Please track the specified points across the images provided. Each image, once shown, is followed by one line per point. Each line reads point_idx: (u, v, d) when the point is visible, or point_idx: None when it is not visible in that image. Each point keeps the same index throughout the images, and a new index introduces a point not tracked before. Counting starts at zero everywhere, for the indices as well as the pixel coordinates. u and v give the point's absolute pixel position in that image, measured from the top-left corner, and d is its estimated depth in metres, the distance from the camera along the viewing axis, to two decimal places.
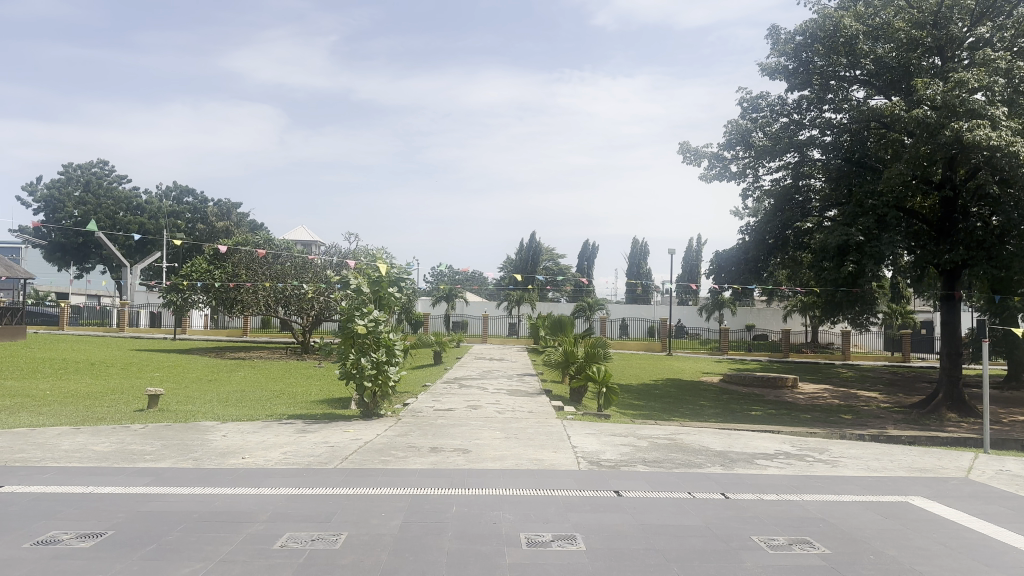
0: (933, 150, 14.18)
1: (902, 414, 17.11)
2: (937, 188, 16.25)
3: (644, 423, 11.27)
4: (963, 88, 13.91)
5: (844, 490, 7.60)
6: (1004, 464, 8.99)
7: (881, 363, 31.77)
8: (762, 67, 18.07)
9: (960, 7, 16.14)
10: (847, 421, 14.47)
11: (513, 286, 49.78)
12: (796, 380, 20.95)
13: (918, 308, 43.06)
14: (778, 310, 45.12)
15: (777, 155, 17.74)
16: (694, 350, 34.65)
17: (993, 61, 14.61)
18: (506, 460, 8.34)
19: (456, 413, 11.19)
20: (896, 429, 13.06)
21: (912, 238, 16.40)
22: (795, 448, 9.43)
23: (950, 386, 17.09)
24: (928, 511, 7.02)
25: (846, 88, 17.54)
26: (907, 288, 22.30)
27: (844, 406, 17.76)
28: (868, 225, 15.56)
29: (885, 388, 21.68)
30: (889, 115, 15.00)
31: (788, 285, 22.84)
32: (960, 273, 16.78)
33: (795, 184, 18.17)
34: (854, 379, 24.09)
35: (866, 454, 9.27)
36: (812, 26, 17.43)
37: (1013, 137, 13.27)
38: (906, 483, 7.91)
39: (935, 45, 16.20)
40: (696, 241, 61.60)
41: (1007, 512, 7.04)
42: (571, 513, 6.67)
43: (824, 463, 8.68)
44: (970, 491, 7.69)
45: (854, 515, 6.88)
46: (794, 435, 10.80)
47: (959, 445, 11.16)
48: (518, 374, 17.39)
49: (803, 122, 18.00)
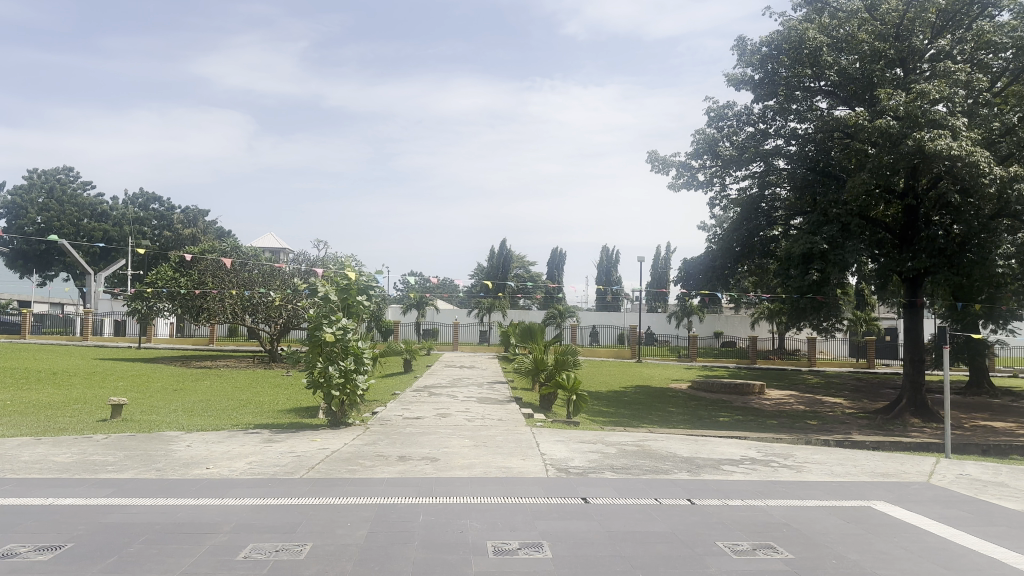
0: (895, 160, 14.46)
1: (866, 420, 17.41)
2: (899, 197, 16.50)
3: (613, 429, 11.35)
4: (925, 99, 14.18)
5: (808, 495, 7.71)
6: (965, 469, 9.16)
7: (845, 369, 32.37)
8: (729, 77, 18.29)
9: (922, 21, 16.56)
10: (812, 427, 14.69)
11: (484, 293, 49.92)
12: (763, 387, 21.23)
13: (882, 315, 43.84)
14: (745, 317, 45.91)
15: (743, 164, 17.96)
16: (664, 357, 34.99)
17: (953, 73, 14.95)
18: (474, 469, 8.35)
19: (424, 421, 11.18)
20: (860, 434, 13.26)
21: (875, 246, 16.67)
22: (761, 454, 9.54)
23: (912, 392, 17.39)
24: (890, 515, 7.13)
25: (811, 98, 17.82)
26: (872, 296, 22.63)
27: (808, 412, 18.04)
28: (832, 234, 15.81)
29: (849, 394, 22.04)
30: (853, 125, 15.28)
31: (755, 292, 23.07)
32: (922, 281, 17.10)
33: (761, 193, 18.39)
34: (818, 385, 24.42)
35: (830, 459, 9.40)
36: (777, 37, 17.72)
37: (973, 147, 13.57)
38: (869, 487, 8.04)
39: (897, 55, 16.57)
40: (665, 247, 62.26)
41: (967, 516, 7.17)
42: (538, 521, 6.69)
43: (789, 467, 8.79)
44: (932, 495, 7.81)
45: (816, 520, 6.98)
46: (760, 440, 10.95)
47: (922, 450, 11.33)
48: (489, 382, 17.38)
49: (768, 132, 18.26)
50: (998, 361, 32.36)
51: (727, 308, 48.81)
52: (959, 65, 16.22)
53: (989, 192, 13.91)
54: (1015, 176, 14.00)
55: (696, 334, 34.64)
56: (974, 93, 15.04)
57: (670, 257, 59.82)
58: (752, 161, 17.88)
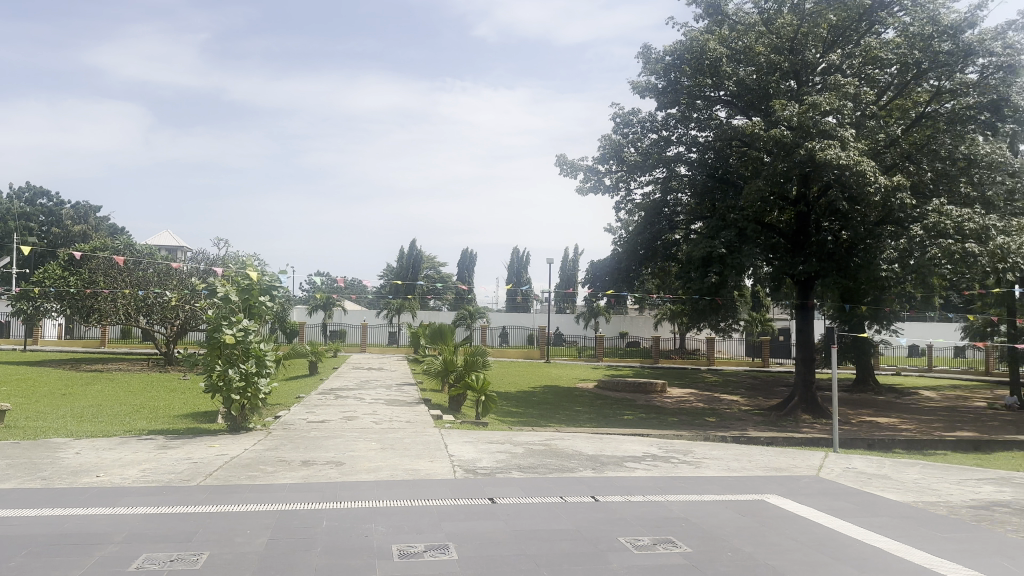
0: (788, 168, 15.24)
1: (761, 416, 18.27)
2: (792, 204, 17.36)
3: (521, 429, 11.48)
4: (815, 111, 14.98)
5: (706, 490, 8.02)
6: (849, 462, 9.75)
7: (742, 368, 33.90)
8: (634, 85, 18.80)
9: (814, 36, 17.51)
10: (711, 423, 15.30)
11: (394, 294, 49.47)
12: (665, 385, 21.96)
13: (777, 317, 46.15)
14: (650, 318, 47.37)
15: (647, 170, 18.49)
16: (572, 357, 35.67)
17: (842, 86, 15.85)
18: (381, 472, 8.26)
19: (330, 425, 10.98)
20: (755, 430, 13.91)
21: (770, 251, 17.48)
22: (662, 450, 9.86)
23: (803, 390, 18.32)
24: (781, 508, 7.51)
25: (711, 107, 18.54)
26: (767, 298, 23.72)
27: (708, 409, 18.78)
28: (730, 239, 16.49)
29: (745, 392, 23.09)
30: (750, 134, 16.02)
31: (659, 294, 23.78)
32: (812, 284, 18.07)
33: (665, 198, 18.97)
34: (717, 384, 25.46)
35: (726, 455, 9.80)
36: (680, 47, 18.34)
37: (859, 157, 14.44)
38: (762, 481, 8.43)
39: (791, 68, 17.45)
40: (574, 251, 63.51)
41: (850, 506, 7.64)
42: (444, 522, 6.68)
43: (689, 463, 9.13)
44: (819, 488, 8.26)
45: (713, 514, 7.26)
46: (661, 437, 11.32)
47: (811, 445, 11.98)
48: (398, 384, 17.23)
49: (671, 139, 18.88)
50: (881, 359, 34.54)
51: (633, 309, 50.24)
52: (847, 79, 17.23)
53: (874, 199, 14.86)
54: (896, 185, 15.01)
55: (602, 334, 35.46)
56: (861, 106, 16.02)
57: (579, 259, 61.03)
58: (656, 167, 18.44)
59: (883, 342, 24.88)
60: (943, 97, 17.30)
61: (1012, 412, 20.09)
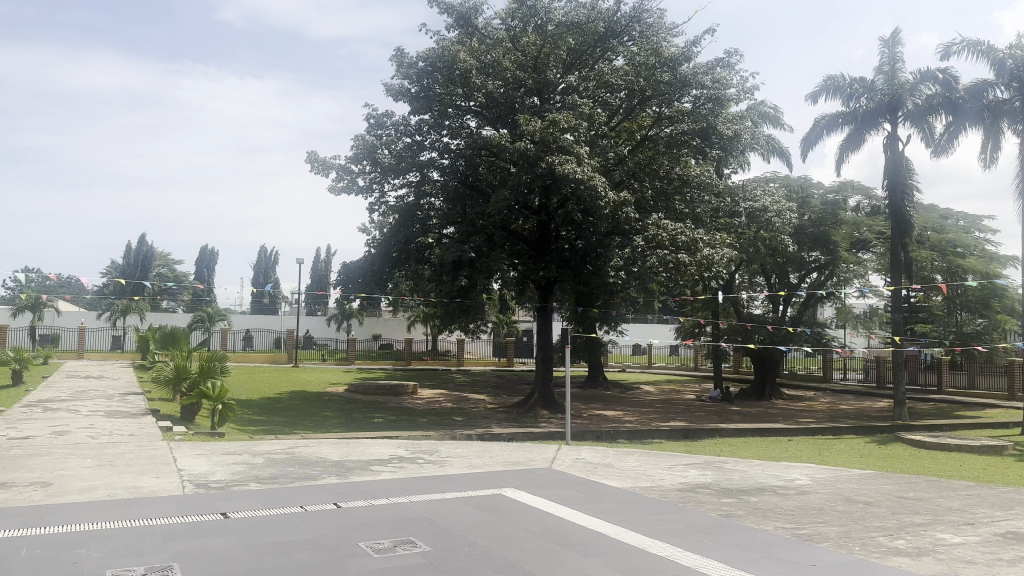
0: (532, 179, 16.19)
1: (505, 413, 19.23)
2: (535, 213, 18.45)
3: (263, 437, 10.95)
4: (555, 127, 16.09)
5: (448, 488, 8.23)
6: (579, 454, 10.60)
7: (489, 368, 35.49)
8: (386, 87, 18.80)
9: (556, 57, 18.78)
10: (458, 422, 15.77)
11: (120, 295, 44.65)
12: (416, 386, 22.26)
13: (521, 318, 49.04)
14: (403, 320, 47.83)
15: (399, 173, 18.59)
16: (322, 360, 34.78)
17: (579, 106, 17.08)
18: (95, 492, 7.40)
19: (32, 442, 9.61)
20: (498, 427, 14.59)
21: (515, 256, 18.46)
22: (408, 452, 9.96)
23: (543, 387, 19.59)
24: (517, 500, 7.93)
25: (461, 116, 19.12)
26: (514, 302, 25.04)
27: (456, 409, 19.35)
28: (478, 244, 17.15)
29: (491, 391, 24.17)
30: (497, 145, 16.79)
31: (411, 296, 24.04)
32: (552, 288, 19.38)
33: (417, 201, 19.21)
34: (466, 383, 26.36)
35: (470, 453, 10.16)
36: (433, 55, 18.69)
37: (592, 173, 15.77)
38: (501, 476, 8.86)
39: (534, 86, 18.58)
40: (326, 252, 62.21)
41: (577, 495, 8.28)
42: (168, 542, 6.14)
43: (434, 463, 9.32)
44: (552, 479, 8.86)
45: (454, 511, 7.47)
46: (408, 438, 11.43)
47: (548, 439, 12.85)
48: (120, 393, 15.52)
49: (423, 144, 19.19)
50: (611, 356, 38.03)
51: (385, 311, 50.38)
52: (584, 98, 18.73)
53: (604, 212, 16.32)
54: (623, 201, 16.64)
55: (355, 337, 35.04)
56: (595, 126, 17.50)
57: (332, 260, 59.93)
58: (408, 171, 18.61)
59: (611, 341, 27.08)
60: (662, 122, 19.46)
61: (712, 402, 23.27)
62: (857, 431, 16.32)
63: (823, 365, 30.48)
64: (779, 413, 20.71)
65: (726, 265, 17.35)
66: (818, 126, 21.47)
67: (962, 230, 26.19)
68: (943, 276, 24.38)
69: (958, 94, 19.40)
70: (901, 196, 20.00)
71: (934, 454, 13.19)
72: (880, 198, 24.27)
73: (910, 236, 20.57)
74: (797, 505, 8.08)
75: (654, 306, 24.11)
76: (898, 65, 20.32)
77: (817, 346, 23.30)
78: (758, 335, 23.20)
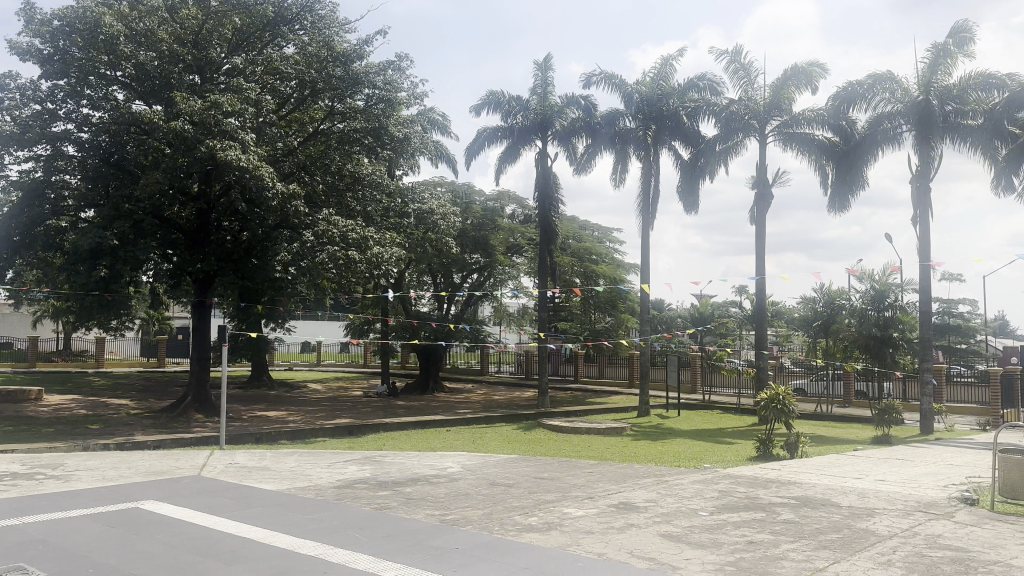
0: (189, 163, 15.12)
1: (151, 419, 17.52)
2: (192, 200, 17.16)
3: None
4: (217, 110, 15.20)
5: (74, 506, 7.23)
6: (234, 458, 10.07)
7: (136, 369, 32.04)
8: (7, 43, 16.00)
9: (219, 35, 17.56)
10: (91, 431, 13.95)
11: None
12: (40, 393, 19.21)
13: (175, 316, 45.15)
14: (25, 317, 40.97)
15: (23, 145, 15.97)
16: None
17: (244, 91, 16.30)
18: None
19: None
20: (141, 434, 13.22)
21: (169, 245, 17.01)
22: (22, 469, 8.56)
23: (198, 389, 18.31)
24: (157, 513, 7.24)
25: (106, 86, 17.03)
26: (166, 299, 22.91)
27: (91, 416, 17.11)
28: (123, 231, 15.46)
29: (138, 395, 21.83)
30: (150, 122, 15.36)
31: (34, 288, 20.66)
32: (210, 282, 18.22)
33: (46, 179, 16.63)
34: (105, 387, 23.41)
35: (103, 465, 9.05)
36: (71, 13, 16.37)
37: (256, 162, 15.26)
38: (139, 489, 8.02)
39: (195, 63, 17.28)
40: None
41: (228, 501, 7.83)
42: None
43: (56, 479, 8.12)
44: (200, 486, 8.25)
45: (78, 531, 6.56)
46: (24, 454, 9.83)
47: (199, 444, 12.00)
48: None
49: (56, 113, 16.73)
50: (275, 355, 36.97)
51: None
52: (251, 82, 18.06)
53: (270, 204, 15.87)
54: (293, 194, 16.40)
55: None
56: (263, 114, 16.99)
57: None
58: (35, 143, 16.08)
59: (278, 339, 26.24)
60: (333, 117, 19.49)
61: (378, 399, 23.80)
62: (508, 419, 17.94)
63: (479, 358, 34.21)
64: (441, 406, 21.93)
65: (392, 263, 18.03)
66: (480, 137, 23.29)
67: (596, 241, 30.07)
68: (580, 278, 27.77)
69: (596, 119, 22.45)
70: (550, 207, 22.44)
71: (570, 437, 14.87)
72: (531, 208, 27.03)
73: (556, 243, 23.28)
74: (447, 493, 8.57)
75: (324, 303, 23.95)
76: (549, 88, 22.80)
77: (476, 341, 25.37)
78: (425, 330, 24.60)
